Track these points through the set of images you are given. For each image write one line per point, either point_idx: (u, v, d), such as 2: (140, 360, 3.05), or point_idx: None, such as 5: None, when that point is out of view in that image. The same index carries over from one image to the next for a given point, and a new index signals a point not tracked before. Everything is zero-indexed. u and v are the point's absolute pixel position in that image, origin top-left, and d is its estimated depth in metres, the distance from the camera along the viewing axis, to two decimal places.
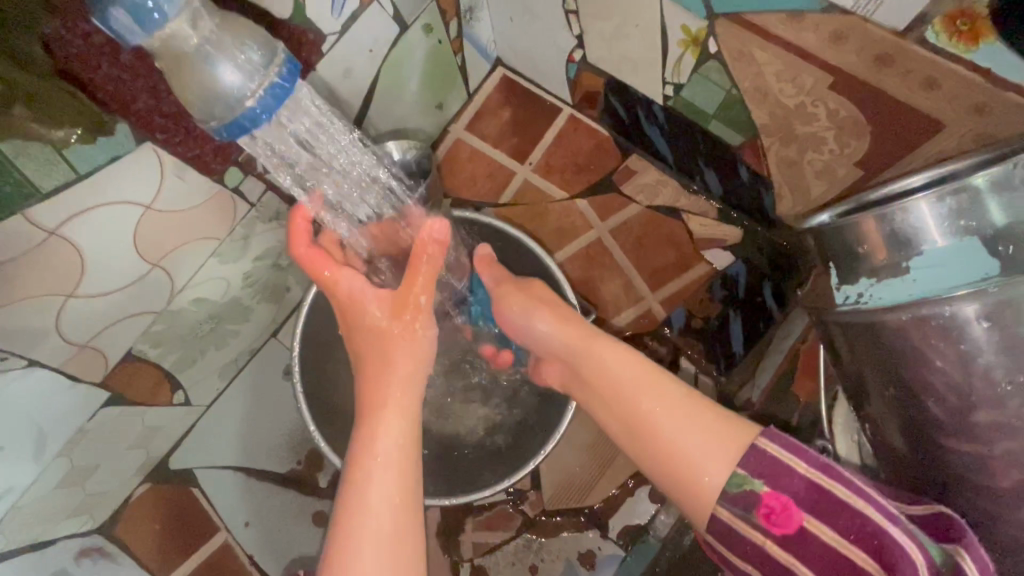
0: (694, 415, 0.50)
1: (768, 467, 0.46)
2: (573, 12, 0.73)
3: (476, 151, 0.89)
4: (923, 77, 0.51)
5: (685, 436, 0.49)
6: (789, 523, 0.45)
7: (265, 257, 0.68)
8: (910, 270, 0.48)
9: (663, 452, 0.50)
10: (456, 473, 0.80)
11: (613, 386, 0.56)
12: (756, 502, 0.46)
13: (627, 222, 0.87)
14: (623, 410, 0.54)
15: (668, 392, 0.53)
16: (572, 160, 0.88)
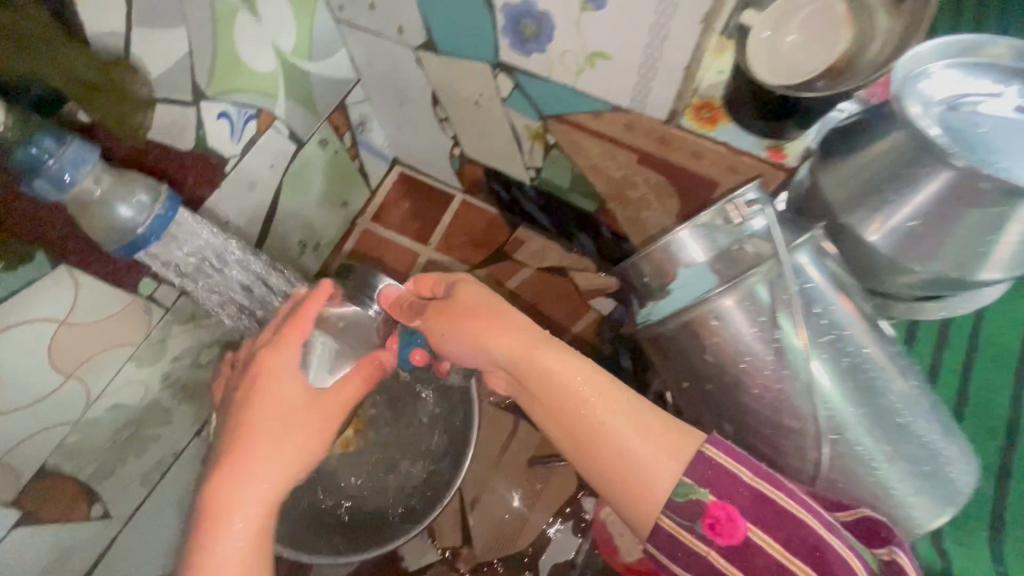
0: (635, 418, 0.48)
1: (713, 477, 0.46)
2: (445, 120, 0.86)
3: (383, 239, 1.03)
4: (692, 151, 0.63)
5: (634, 439, 0.47)
6: (733, 532, 0.45)
7: (183, 357, 0.76)
8: (673, 291, 0.55)
9: (612, 459, 0.47)
10: (369, 525, 0.79)
11: (552, 384, 0.51)
12: (700, 513, 0.45)
13: (522, 285, 0.99)
14: (564, 410, 0.50)
15: (620, 396, 0.49)
16: (470, 236, 1.02)
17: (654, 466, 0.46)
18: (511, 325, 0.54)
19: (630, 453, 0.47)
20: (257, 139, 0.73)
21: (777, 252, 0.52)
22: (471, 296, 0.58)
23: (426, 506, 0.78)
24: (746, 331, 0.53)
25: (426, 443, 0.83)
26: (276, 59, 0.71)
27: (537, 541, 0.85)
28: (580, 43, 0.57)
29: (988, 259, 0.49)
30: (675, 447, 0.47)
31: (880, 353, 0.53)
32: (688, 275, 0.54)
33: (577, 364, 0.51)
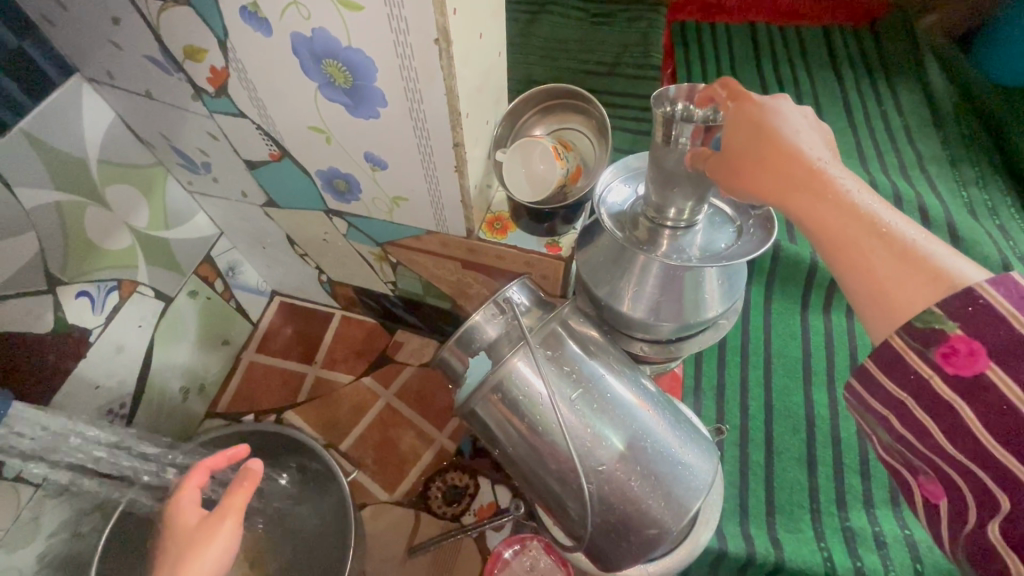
0: (902, 253, 0.38)
1: (1009, 294, 0.34)
2: (304, 254, 0.97)
3: (267, 365, 1.09)
4: (495, 254, 0.76)
5: (897, 272, 0.38)
6: (973, 366, 0.35)
7: (60, 530, 0.76)
8: (468, 381, 0.59)
9: (855, 264, 0.40)
10: None
11: (839, 208, 0.41)
12: (938, 340, 0.36)
13: (405, 383, 1.08)
14: (841, 222, 0.40)
15: (839, 218, 0.40)
16: (351, 348, 1.11)
17: (903, 292, 0.37)
18: (780, 146, 0.44)
19: (875, 278, 0.39)
20: (122, 305, 0.80)
21: (525, 334, 0.57)
22: (748, 120, 0.46)
23: None
24: (537, 396, 0.55)
25: (305, 560, 0.83)
26: (131, 236, 0.80)
27: None
28: (381, 190, 0.70)
29: (706, 301, 0.64)
30: (932, 281, 0.37)
31: (631, 395, 0.57)
32: (477, 364, 0.59)
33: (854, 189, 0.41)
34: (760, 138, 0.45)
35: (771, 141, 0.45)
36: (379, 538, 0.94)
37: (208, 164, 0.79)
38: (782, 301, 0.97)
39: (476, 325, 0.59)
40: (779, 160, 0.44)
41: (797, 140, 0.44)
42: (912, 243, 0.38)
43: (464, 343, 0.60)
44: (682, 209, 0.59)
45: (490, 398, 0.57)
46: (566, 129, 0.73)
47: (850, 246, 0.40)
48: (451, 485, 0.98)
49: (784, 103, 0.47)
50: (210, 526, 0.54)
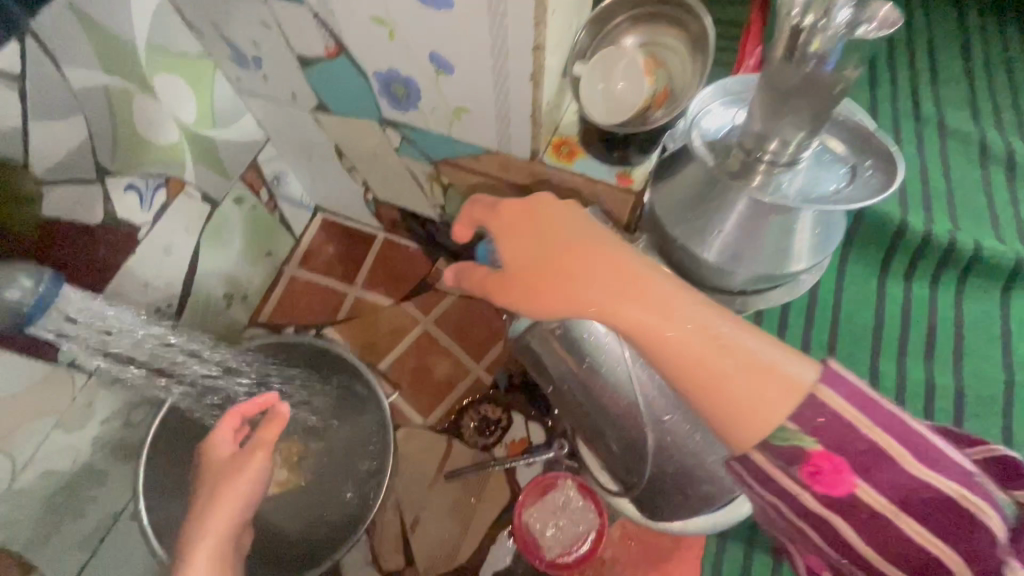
0: (744, 369, 0.40)
1: (853, 401, 0.38)
2: (352, 167, 0.92)
3: (308, 282, 1.08)
4: (558, 181, 0.69)
5: (743, 388, 0.39)
6: (838, 483, 0.38)
7: (112, 418, 0.79)
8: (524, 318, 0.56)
9: (700, 386, 0.40)
10: (299, 558, 0.80)
11: (686, 324, 0.41)
12: (802, 459, 0.38)
13: (445, 312, 1.05)
14: (657, 350, 0.41)
15: (662, 332, 0.40)
16: (392, 272, 1.09)
17: (762, 411, 0.39)
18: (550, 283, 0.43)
19: (734, 403, 0.39)
20: (168, 204, 0.78)
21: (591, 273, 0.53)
22: (536, 252, 0.45)
23: (343, 537, 0.79)
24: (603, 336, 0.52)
25: (347, 470, 0.85)
26: (179, 132, 0.77)
27: (475, 548, 0.88)
28: (444, 101, 0.64)
29: (793, 253, 0.58)
30: (794, 385, 0.39)
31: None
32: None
33: (676, 293, 0.42)
34: (546, 269, 0.44)
35: (583, 266, 0.44)
36: (411, 458, 0.95)
37: (259, 58, 0.73)
38: (858, 265, 0.89)
39: None
40: (599, 280, 0.43)
41: (578, 267, 0.44)
42: (739, 353, 0.40)
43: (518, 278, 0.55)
44: (789, 141, 0.51)
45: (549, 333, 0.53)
46: (657, 44, 0.64)
47: (701, 368, 0.39)
48: (485, 417, 0.98)
49: (573, 231, 0.46)
50: (244, 459, 0.63)
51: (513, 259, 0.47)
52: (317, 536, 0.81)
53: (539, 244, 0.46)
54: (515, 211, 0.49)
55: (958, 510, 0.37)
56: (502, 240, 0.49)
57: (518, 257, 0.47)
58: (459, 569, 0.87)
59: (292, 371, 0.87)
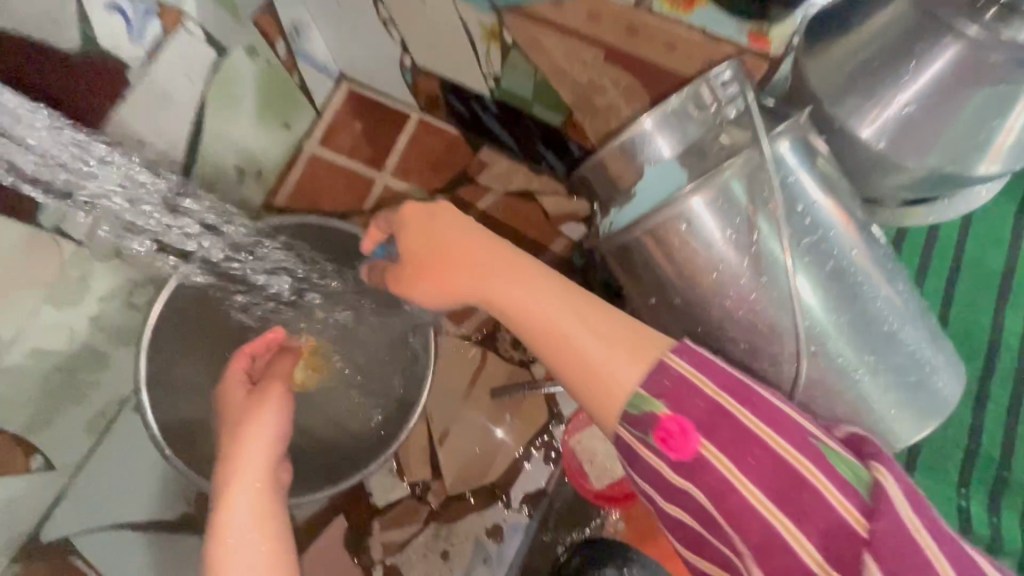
0: (610, 336, 0.47)
1: (696, 364, 0.44)
2: (389, 20, 0.75)
3: (332, 164, 0.93)
4: (665, 41, 0.52)
5: (600, 352, 0.46)
6: (686, 445, 0.42)
7: (111, 297, 0.69)
8: (638, 195, 0.49)
9: (581, 362, 0.46)
10: (323, 464, 0.73)
11: (559, 305, 0.48)
12: (656, 424, 0.43)
13: (486, 212, 0.92)
14: (540, 328, 0.48)
15: (548, 313, 0.48)
16: (427, 159, 0.93)
17: (622, 375, 0.45)
18: (449, 272, 0.52)
19: (607, 371, 0.45)
20: (162, 40, 0.63)
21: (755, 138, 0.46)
22: (427, 240, 0.53)
23: (374, 451, 0.72)
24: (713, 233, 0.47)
25: (393, 375, 0.79)
26: None
27: (507, 469, 0.81)
28: None
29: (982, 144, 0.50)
30: (644, 353, 0.45)
31: (865, 254, 0.50)
32: (653, 173, 0.48)
33: (550, 280, 0.49)
34: (445, 256, 0.52)
35: (479, 258, 0.51)
36: (441, 367, 0.86)
37: None
38: None
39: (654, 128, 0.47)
40: (484, 278, 0.51)
41: (479, 252, 0.51)
42: (602, 322, 0.47)
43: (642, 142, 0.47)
44: None
45: (658, 232, 0.48)
46: None
47: (563, 342, 0.47)
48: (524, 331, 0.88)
49: (464, 225, 0.54)
50: (261, 400, 0.56)
51: (409, 247, 0.54)
52: (360, 443, 0.76)
53: (445, 236, 0.53)
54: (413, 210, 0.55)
55: (764, 451, 0.41)
56: (402, 240, 0.56)
57: (411, 245, 0.54)
58: (490, 489, 0.80)
59: (327, 259, 0.76)
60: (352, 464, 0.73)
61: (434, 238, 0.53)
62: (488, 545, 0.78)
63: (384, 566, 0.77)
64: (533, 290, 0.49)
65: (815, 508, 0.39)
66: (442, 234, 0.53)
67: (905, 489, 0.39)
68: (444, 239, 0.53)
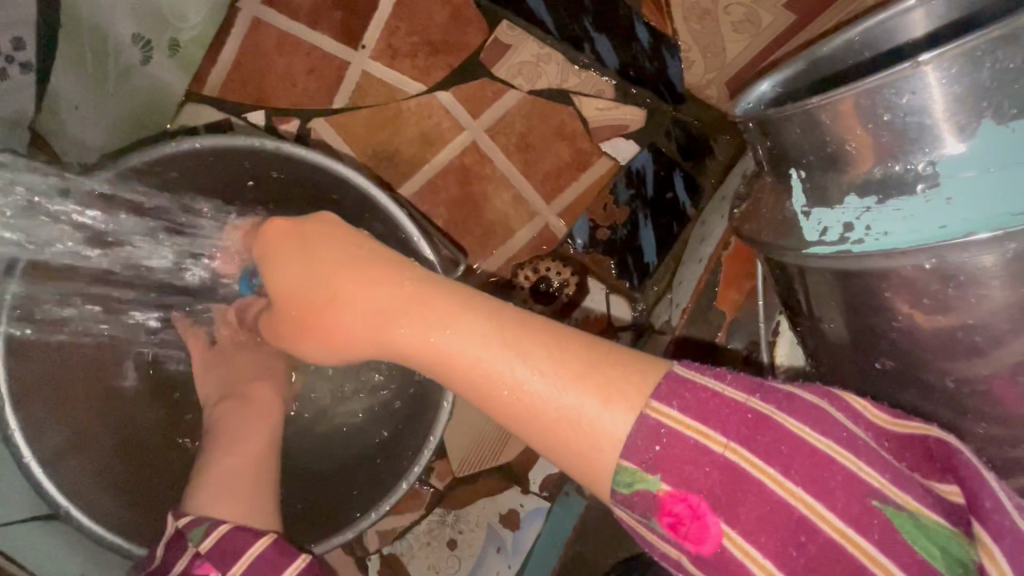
0: (554, 373, 0.31)
1: (696, 412, 0.29)
2: None
3: (283, 35, 0.62)
4: None
5: (550, 397, 0.31)
6: (705, 535, 0.28)
7: None
8: (939, 181, 0.27)
9: (526, 419, 0.31)
10: (299, 485, 0.55)
11: (470, 341, 0.33)
12: (656, 506, 0.29)
13: (506, 117, 0.67)
14: (456, 376, 0.34)
15: (463, 353, 0.33)
16: (422, 37, 0.64)
17: (594, 434, 0.29)
18: (339, 306, 0.40)
19: (563, 424, 0.30)
20: None
21: None
22: (309, 265, 0.41)
23: (364, 480, 0.53)
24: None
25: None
26: None
27: (526, 451, 0.67)
28: None
29: None
30: (615, 389, 0.30)
31: None
32: (991, 140, 0.26)
33: (456, 303, 0.36)
34: (329, 291, 0.40)
35: (358, 291, 0.39)
36: None
37: None
38: None
39: (994, 68, 0.26)
40: (367, 324, 0.38)
41: (367, 285, 0.39)
42: (540, 348, 0.32)
43: (984, 74, 0.26)
44: None
45: (943, 268, 0.28)
46: None
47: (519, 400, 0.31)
48: (551, 280, 0.70)
49: (355, 246, 0.42)
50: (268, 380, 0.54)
51: (287, 292, 0.42)
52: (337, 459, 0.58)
53: (321, 264, 0.41)
54: (288, 227, 0.44)
55: (811, 537, 0.27)
56: (272, 271, 0.43)
57: (288, 279, 0.42)
58: (504, 471, 0.67)
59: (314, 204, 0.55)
60: (341, 491, 0.54)
61: (313, 265, 0.41)
62: (501, 535, 0.67)
63: (383, 557, 0.66)
64: (437, 319, 0.35)
65: None
66: (324, 256, 0.41)
67: (1012, 552, 0.28)
68: (323, 267, 0.41)
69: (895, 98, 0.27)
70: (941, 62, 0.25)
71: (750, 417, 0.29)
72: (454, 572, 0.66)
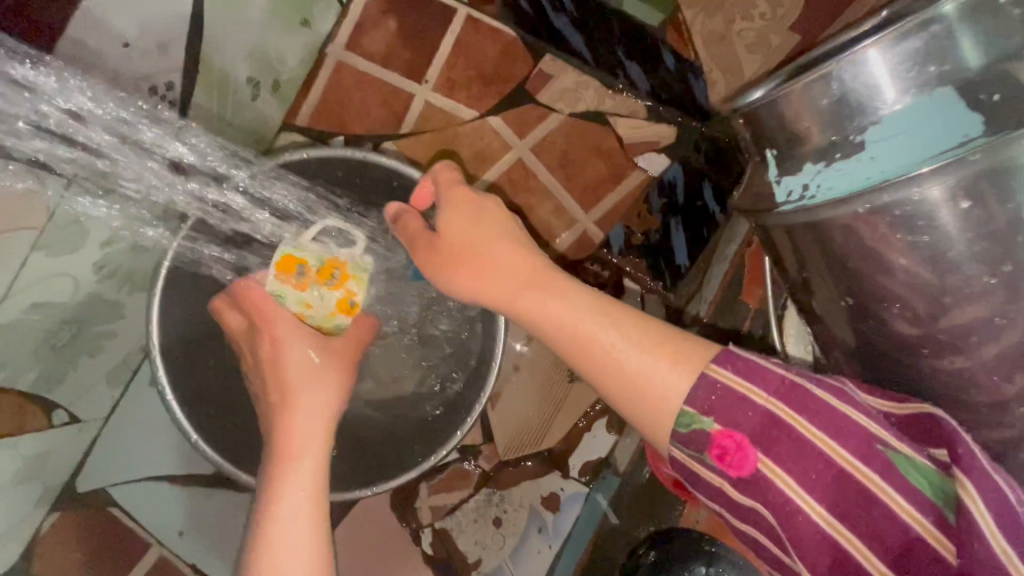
0: (640, 338, 0.37)
1: (745, 372, 0.35)
2: None
3: (362, 74, 0.74)
4: None
5: (634, 356, 0.37)
6: (745, 465, 0.34)
7: (118, 240, 0.57)
8: (865, 146, 0.34)
9: (611, 373, 0.37)
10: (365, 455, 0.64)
11: (573, 308, 0.40)
12: (706, 442, 0.35)
13: (549, 136, 0.75)
14: (561, 335, 0.39)
15: (572, 316, 0.39)
16: (476, 71, 0.75)
17: (665, 388, 0.36)
18: (483, 267, 0.44)
19: (642, 378, 0.36)
20: None
21: None
22: (467, 227, 0.46)
23: (426, 438, 0.63)
24: (965, 221, 0.32)
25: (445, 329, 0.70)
26: None
27: (566, 438, 0.73)
28: None
29: None
30: (686, 358, 0.36)
31: None
32: (908, 109, 0.33)
33: (565, 280, 0.42)
34: (481, 252, 0.45)
35: (498, 256, 0.44)
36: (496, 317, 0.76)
37: None
38: None
39: (907, 54, 0.32)
40: (495, 282, 0.43)
41: (505, 253, 0.44)
42: (628, 320, 0.38)
43: (897, 60, 0.33)
44: None
45: (888, 223, 0.33)
46: None
47: (610, 356, 0.37)
48: (590, 282, 0.76)
49: (503, 220, 0.46)
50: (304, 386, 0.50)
51: (448, 240, 0.46)
52: (396, 426, 0.66)
53: (471, 229, 0.46)
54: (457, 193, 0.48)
55: (829, 467, 0.33)
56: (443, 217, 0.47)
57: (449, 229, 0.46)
58: (546, 456, 0.73)
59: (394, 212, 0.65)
60: (400, 448, 0.63)
61: (470, 232, 0.46)
62: (545, 516, 0.72)
63: (435, 532, 0.72)
64: (551, 288, 0.41)
65: (886, 523, 0.32)
66: (485, 224, 0.46)
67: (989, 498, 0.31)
68: (474, 233, 0.45)
69: (832, 83, 0.34)
70: (870, 51, 0.33)
71: (787, 377, 0.35)
72: (499, 547, 0.72)
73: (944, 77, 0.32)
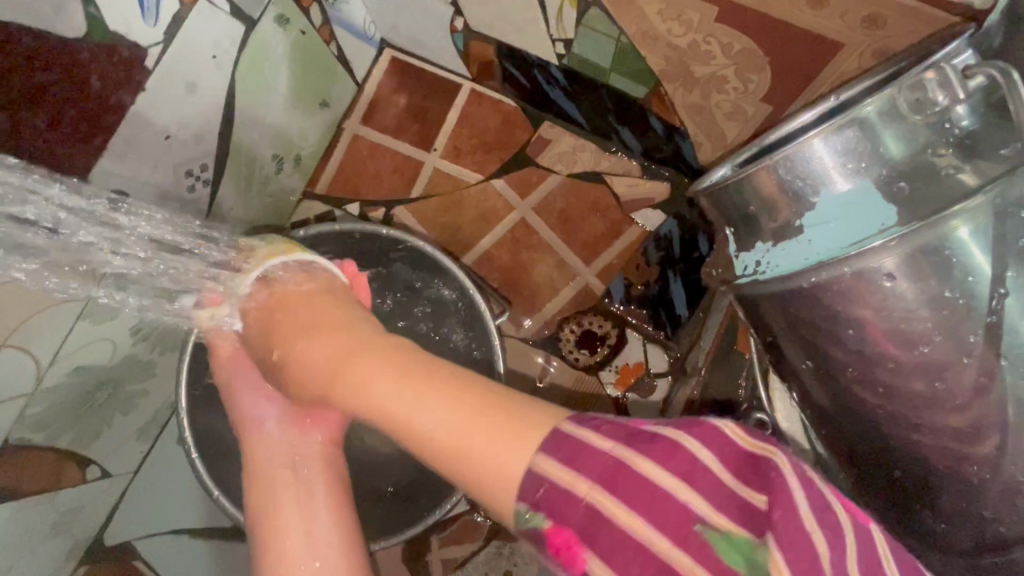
0: (467, 410, 0.37)
1: (570, 446, 0.34)
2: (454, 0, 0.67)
3: (376, 146, 0.81)
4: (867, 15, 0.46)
5: (459, 431, 0.37)
6: (575, 561, 0.33)
7: None
8: (804, 229, 0.39)
9: (442, 454, 0.37)
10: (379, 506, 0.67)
11: (401, 395, 0.40)
12: (540, 537, 0.33)
13: (550, 197, 0.80)
14: (395, 426, 0.40)
15: (402, 398, 0.40)
16: (480, 138, 0.81)
17: (499, 466, 0.35)
18: (323, 353, 0.48)
19: (476, 457, 0.35)
20: (184, 18, 0.52)
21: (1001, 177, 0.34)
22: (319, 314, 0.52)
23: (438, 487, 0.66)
24: (901, 298, 0.36)
25: None
26: None
27: None
28: None
29: None
30: (519, 428, 0.35)
31: None
32: (837, 199, 0.37)
33: (392, 361, 0.44)
34: (330, 337, 0.49)
35: (338, 340, 0.49)
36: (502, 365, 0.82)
37: None
38: None
39: (825, 155, 0.37)
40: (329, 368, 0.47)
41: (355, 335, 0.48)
42: (459, 393, 0.39)
43: (826, 157, 0.37)
44: None
45: (826, 295, 0.38)
46: None
47: (440, 443, 0.37)
48: (594, 333, 0.80)
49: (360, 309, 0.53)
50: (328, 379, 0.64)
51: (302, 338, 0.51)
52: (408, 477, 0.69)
53: (326, 317, 0.52)
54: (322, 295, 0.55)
55: (653, 554, 0.32)
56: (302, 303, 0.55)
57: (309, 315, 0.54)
58: None
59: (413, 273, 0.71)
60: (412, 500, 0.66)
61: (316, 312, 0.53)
62: None
63: None
64: (386, 375, 0.43)
65: None
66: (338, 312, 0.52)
67: None
68: (317, 324, 0.51)
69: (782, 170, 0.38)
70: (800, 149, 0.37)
71: (630, 449, 0.33)
72: None
73: (862, 172, 0.37)
